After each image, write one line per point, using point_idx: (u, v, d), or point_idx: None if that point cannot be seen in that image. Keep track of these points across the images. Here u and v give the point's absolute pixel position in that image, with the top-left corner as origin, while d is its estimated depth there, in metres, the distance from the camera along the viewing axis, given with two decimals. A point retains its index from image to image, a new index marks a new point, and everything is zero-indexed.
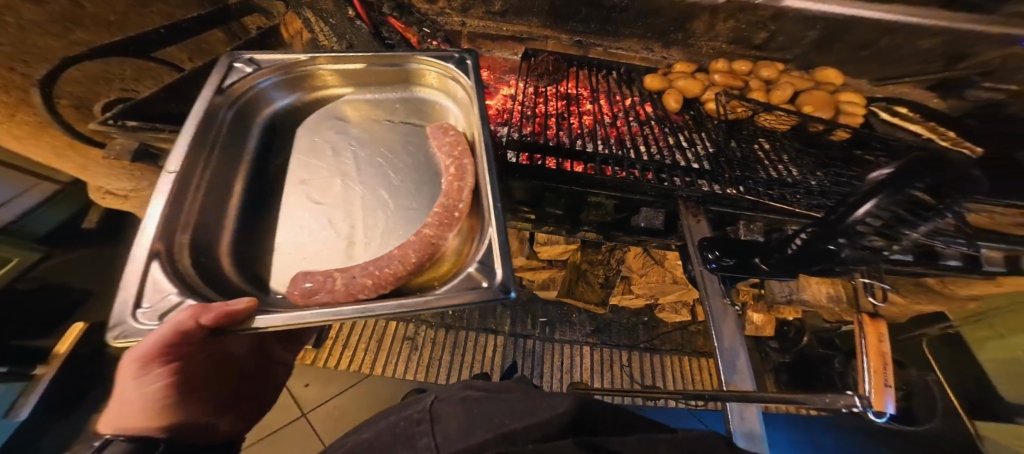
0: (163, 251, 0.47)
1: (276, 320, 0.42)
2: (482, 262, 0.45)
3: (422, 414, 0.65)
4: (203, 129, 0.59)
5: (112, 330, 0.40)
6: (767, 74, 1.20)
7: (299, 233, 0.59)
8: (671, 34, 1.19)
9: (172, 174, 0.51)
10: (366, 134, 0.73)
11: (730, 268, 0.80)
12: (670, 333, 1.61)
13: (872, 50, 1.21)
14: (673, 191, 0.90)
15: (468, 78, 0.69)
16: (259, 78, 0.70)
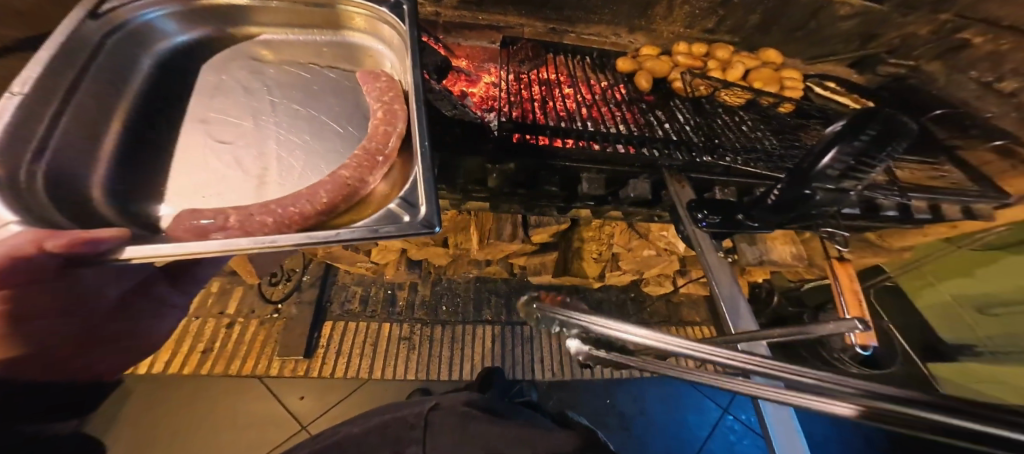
0: (4, 181, 0.40)
1: (151, 251, 0.36)
2: (404, 200, 0.46)
3: (418, 421, 0.84)
4: (65, 54, 0.53)
5: None
6: (722, 55, 1.32)
7: (200, 174, 0.55)
8: (636, 21, 1.29)
9: (17, 96, 0.46)
10: (283, 76, 0.69)
11: (716, 225, 0.89)
12: (655, 305, 1.72)
13: (805, 31, 1.36)
14: (656, 161, 0.98)
15: (403, 22, 0.67)
16: (142, 6, 0.64)
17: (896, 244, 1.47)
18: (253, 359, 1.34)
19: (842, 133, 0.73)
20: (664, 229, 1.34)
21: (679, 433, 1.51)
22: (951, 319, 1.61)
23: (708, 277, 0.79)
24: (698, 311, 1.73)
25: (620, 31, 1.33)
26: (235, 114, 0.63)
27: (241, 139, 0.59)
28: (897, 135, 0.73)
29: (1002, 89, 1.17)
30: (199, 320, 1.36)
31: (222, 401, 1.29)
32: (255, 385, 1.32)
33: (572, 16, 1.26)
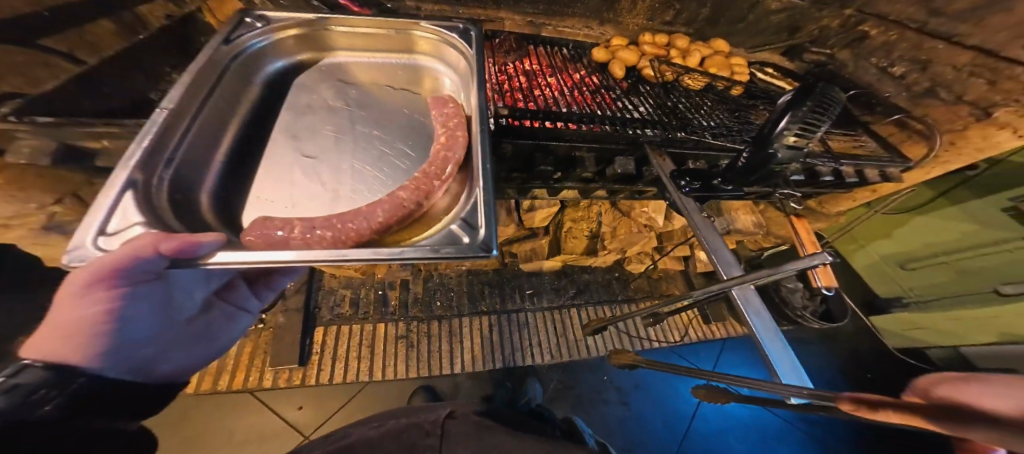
0: (141, 183, 0.43)
1: (238, 260, 0.39)
2: (466, 221, 0.49)
3: (434, 428, 0.74)
4: (201, 76, 0.57)
5: (70, 254, 0.36)
6: (681, 45, 1.46)
7: (282, 188, 0.56)
8: (605, 13, 1.40)
9: (165, 110, 0.50)
10: (365, 98, 0.70)
11: (698, 190, 0.97)
12: (639, 282, 1.76)
13: (744, 24, 1.51)
14: (639, 138, 1.06)
15: (470, 48, 0.71)
16: (259, 35, 0.67)
17: (833, 210, 1.69)
18: (243, 373, 1.24)
19: (793, 102, 0.85)
20: (645, 205, 1.50)
21: (675, 403, 1.58)
22: (882, 276, 1.86)
23: (699, 237, 0.88)
24: (677, 284, 1.80)
25: (591, 24, 1.45)
26: (325, 133, 0.64)
27: (324, 157, 0.60)
28: (830, 98, 0.86)
29: (896, 72, 1.33)
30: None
31: (215, 417, 1.23)
32: (250, 398, 1.28)
33: (547, 9, 1.36)
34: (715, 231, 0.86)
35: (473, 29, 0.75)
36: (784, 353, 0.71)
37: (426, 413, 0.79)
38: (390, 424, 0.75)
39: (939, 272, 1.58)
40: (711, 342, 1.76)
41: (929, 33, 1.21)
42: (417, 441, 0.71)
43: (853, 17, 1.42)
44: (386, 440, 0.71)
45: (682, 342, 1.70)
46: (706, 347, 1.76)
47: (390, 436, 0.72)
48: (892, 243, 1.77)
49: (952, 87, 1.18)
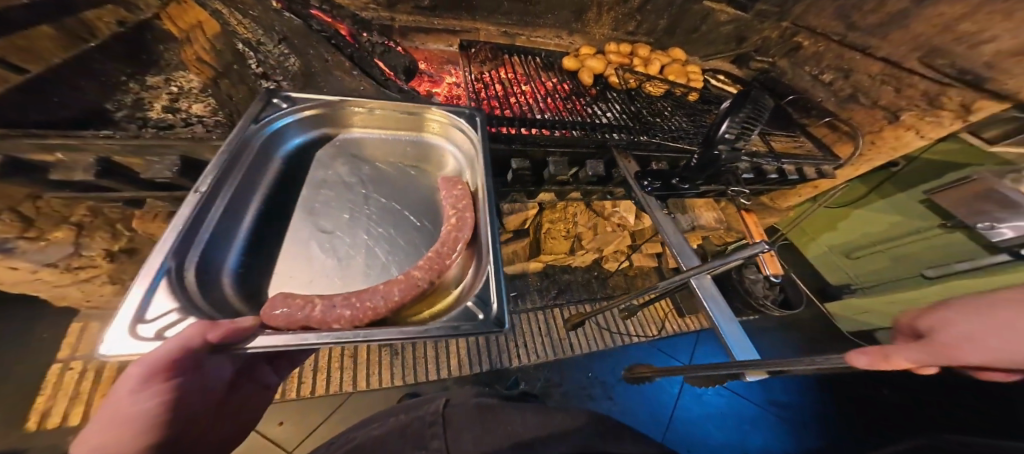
0: (175, 269, 0.44)
1: (274, 343, 0.42)
2: (479, 297, 0.52)
3: (436, 417, 0.59)
4: (232, 157, 0.58)
5: (104, 342, 0.37)
6: (643, 53, 1.56)
7: (299, 266, 0.56)
8: (573, 24, 1.50)
9: (199, 193, 0.51)
10: (377, 175, 0.73)
11: (658, 189, 1.07)
12: (616, 279, 1.83)
13: (698, 34, 1.63)
14: (606, 141, 1.12)
15: (475, 133, 0.75)
16: (284, 114, 0.68)
17: (783, 204, 1.85)
18: None
19: (731, 107, 0.93)
20: (616, 206, 1.58)
21: (656, 394, 1.66)
22: (833, 266, 2.04)
23: (659, 231, 0.95)
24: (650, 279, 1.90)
25: (562, 34, 1.53)
26: (341, 208, 0.65)
27: (338, 234, 0.61)
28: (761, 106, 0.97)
29: (825, 79, 1.50)
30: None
31: None
32: None
33: (520, 20, 1.44)
34: (676, 227, 0.94)
35: (478, 114, 0.79)
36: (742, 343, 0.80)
37: (425, 406, 0.63)
38: (391, 422, 0.60)
39: (877, 260, 1.78)
40: (686, 335, 1.85)
41: (849, 45, 1.40)
42: (419, 436, 0.55)
43: (789, 29, 1.60)
44: (383, 442, 0.55)
45: (660, 336, 1.79)
46: (683, 340, 1.84)
47: (389, 436, 0.56)
48: (836, 234, 1.98)
49: (869, 93, 1.36)
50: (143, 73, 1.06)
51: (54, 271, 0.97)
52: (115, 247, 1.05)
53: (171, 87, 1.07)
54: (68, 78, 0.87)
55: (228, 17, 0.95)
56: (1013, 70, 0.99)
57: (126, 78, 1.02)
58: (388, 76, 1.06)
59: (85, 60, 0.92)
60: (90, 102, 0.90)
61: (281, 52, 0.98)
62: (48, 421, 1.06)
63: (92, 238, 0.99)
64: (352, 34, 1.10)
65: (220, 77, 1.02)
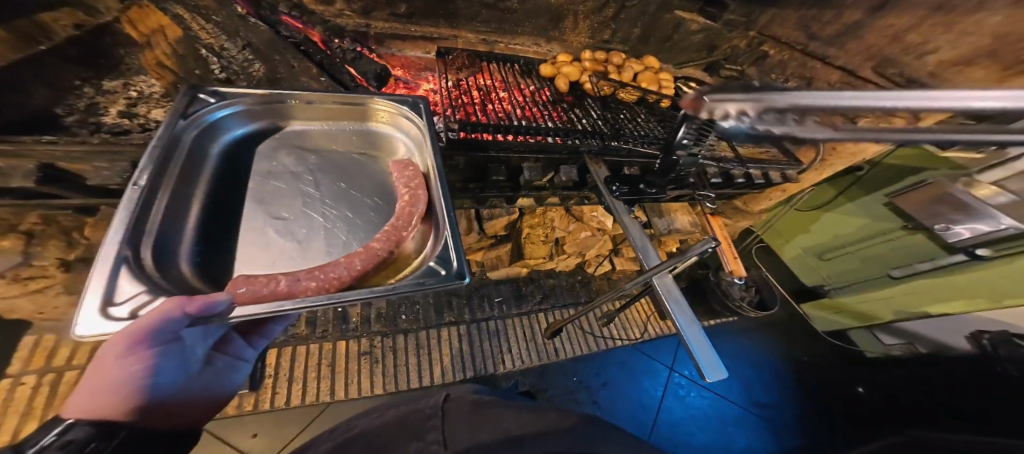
0: (130, 258, 0.44)
1: (250, 311, 0.43)
2: (439, 256, 0.54)
3: (436, 410, 0.56)
4: (166, 152, 0.57)
5: (79, 327, 0.37)
6: (617, 61, 1.59)
7: (254, 252, 0.56)
8: (550, 31, 1.52)
9: (138, 187, 0.50)
10: (326, 163, 0.72)
11: (626, 194, 1.08)
12: (599, 283, 1.86)
13: (670, 41, 1.69)
14: (578, 147, 1.14)
15: (421, 119, 0.77)
16: (213, 109, 0.66)
17: (755, 208, 1.92)
18: None
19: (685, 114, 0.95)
20: (594, 210, 1.63)
21: (641, 398, 1.69)
22: (809, 268, 2.13)
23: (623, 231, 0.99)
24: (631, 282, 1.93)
25: (540, 42, 1.56)
26: (295, 195, 0.65)
27: (294, 220, 0.61)
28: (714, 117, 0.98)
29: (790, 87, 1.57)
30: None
31: None
32: None
33: (498, 28, 1.45)
34: (640, 228, 0.97)
35: (421, 101, 0.80)
36: (702, 341, 0.81)
37: (425, 399, 0.61)
38: (391, 414, 0.59)
39: (847, 260, 1.87)
40: (669, 338, 1.88)
41: (811, 54, 1.47)
42: (415, 426, 0.52)
43: (756, 38, 1.66)
44: (381, 432, 0.54)
45: (643, 339, 1.81)
46: (665, 343, 1.87)
47: (387, 426, 0.55)
48: (809, 236, 2.07)
49: None
50: (99, 77, 1.05)
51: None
52: (70, 256, 0.98)
53: (131, 91, 1.05)
54: (13, 79, 0.82)
55: (189, 22, 0.92)
56: (954, 78, 1.14)
57: (81, 82, 1.00)
58: (359, 82, 1.08)
59: (36, 63, 0.87)
60: (41, 106, 0.88)
61: (245, 58, 0.97)
62: None
63: (43, 248, 0.92)
64: (324, 40, 1.12)
65: (180, 82, 1.01)
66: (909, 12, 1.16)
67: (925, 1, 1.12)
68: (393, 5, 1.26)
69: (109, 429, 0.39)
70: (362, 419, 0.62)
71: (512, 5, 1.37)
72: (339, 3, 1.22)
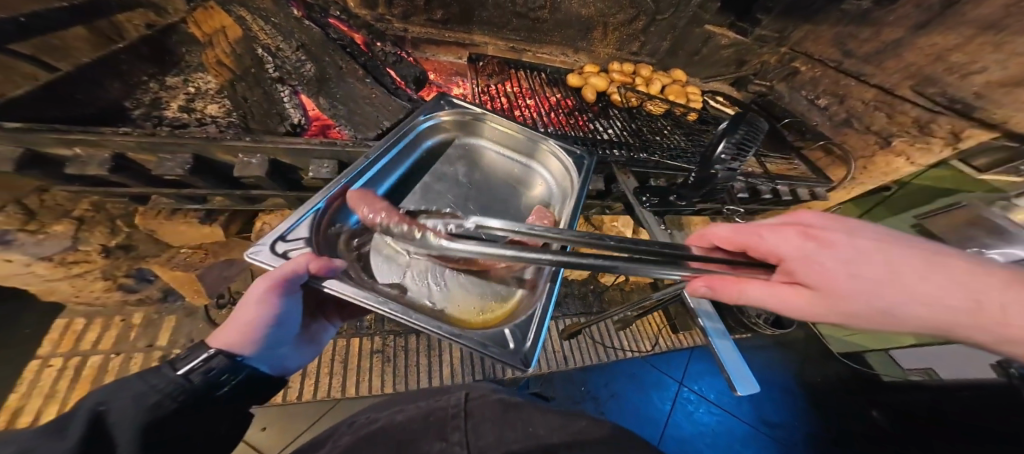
0: (323, 209, 0.59)
1: (349, 291, 0.49)
2: (515, 330, 0.57)
3: (460, 410, 0.56)
4: (398, 135, 0.76)
5: (252, 248, 0.49)
6: (645, 73, 1.59)
7: (394, 240, 0.66)
8: (579, 42, 1.53)
9: (368, 160, 0.69)
10: (483, 178, 0.83)
11: (656, 205, 1.06)
12: (612, 293, 1.84)
13: (699, 56, 1.68)
14: (606, 158, 1.15)
15: (576, 175, 0.83)
16: (442, 112, 0.86)
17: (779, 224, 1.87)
18: None
19: (726, 128, 0.96)
20: (615, 220, 1.64)
21: (650, 414, 1.65)
22: None
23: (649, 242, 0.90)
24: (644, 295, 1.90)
25: (568, 52, 1.57)
26: (445, 199, 0.76)
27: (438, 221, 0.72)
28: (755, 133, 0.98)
29: (821, 104, 1.53)
30: (117, 357, 1.16)
31: None
32: None
33: (528, 37, 1.47)
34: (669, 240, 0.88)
35: (586, 157, 0.87)
36: (734, 354, 0.71)
37: (445, 397, 0.61)
38: (412, 407, 0.59)
39: None
40: (682, 351, 1.83)
41: (845, 71, 1.44)
42: (438, 425, 0.53)
43: (787, 54, 1.65)
44: (405, 426, 0.53)
45: (654, 352, 1.77)
46: (676, 357, 1.82)
47: (411, 420, 0.54)
48: None
49: (862, 118, 1.39)
50: (163, 73, 1.14)
51: (47, 265, 0.96)
52: (112, 243, 1.02)
53: (189, 87, 1.14)
54: (89, 74, 0.91)
55: (252, 24, 1.05)
56: (1001, 100, 1.03)
57: (148, 77, 1.09)
58: (399, 84, 1.15)
59: (113, 61, 0.99)
60: (112, 100, 0.97)
61: (298, 59, 1.06)
62: (19, 421, 1.02)
63: (90, 234, 0.97)
64: (368, 43, 1.20)
65: (236, 79, 1.07)
66: (955, 31, 1.11)
67: (974, 20, 1.07)
68: (430, 11, 1.29)
69: (236, 364, 0.44)
70: (380, 411, 0.62)
71: (542, 15, 1.39)
72: (381, 8, 1.27)
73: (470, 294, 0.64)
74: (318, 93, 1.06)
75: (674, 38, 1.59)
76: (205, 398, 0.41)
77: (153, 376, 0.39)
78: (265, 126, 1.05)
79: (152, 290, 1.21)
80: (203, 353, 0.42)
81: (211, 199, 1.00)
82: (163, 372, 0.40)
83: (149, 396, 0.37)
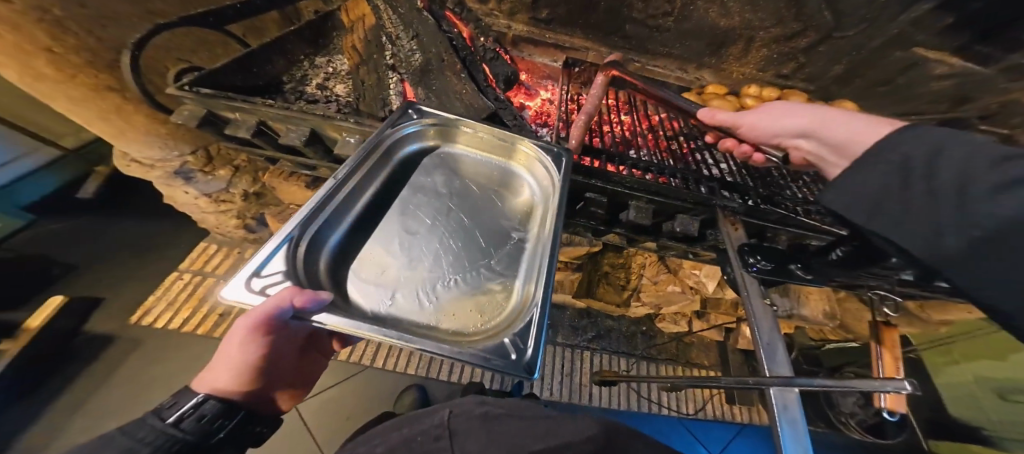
0: (296, 238, 0.54)
1: (335, 324, 0.45)
2: (518, 336, 0.53)
3: (442, 431, 0.55)
4: (363, 154, 0.72)
5: (223, 288, 0.45)
6: (795, 101, 1.22)
7: (379, 256, 0.63)
8: (705, 57, 1.30)
9: (335, 179, 0.64)
10: (464, 190, 0.81)
11: (768, 272, 0.87)
12: (667, 343, 1.61)
13: (889, 88, 1.22)
14: (710, 200, 1.00)
15: (558, 172, 0.82)
16: (409, 123, 0.83)
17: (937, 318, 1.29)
18: None
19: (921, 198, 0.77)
20: (696, 268, 1.38)
21: None
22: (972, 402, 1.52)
23: (749, 319, 0.80)
24: (709, 355, 1.62)
25: (687, 67, 1.36)
26: (427, 215, 0.73)
27: (419, 238, 0.69)
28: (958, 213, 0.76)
29: None
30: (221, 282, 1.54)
31: None
32: None
33: (639, 47, 1.31)
34: (773, 323, 0.76)
35: (564, 153, 0.86)
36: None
37: (429, 419, 0.60)
38: (392, 438, 0.58)
39: None
40: (727, 423, 1.54)
41: None
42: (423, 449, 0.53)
43: None
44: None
45: (694, 416, 1.52)
46: (720, 428, 1.54)
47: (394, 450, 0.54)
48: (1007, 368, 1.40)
49: None
50: (315, 54, 1.35)
51: (206, 200, 1.36)
52: (251, 189, 1.38)
53: (329, 67, 1.33)
54: (264, 53, 1.15)
55: (382, 12, 1.15)
56: None
57: (304, 56, 1.31)
58: (490, 82, 1.14)
59: (282, 41, 1.22)
60: (275, 73, 1.21)
61: (410, 48, 1.12)
62: (144, 319, 1.44)
63: (239, 178, 1.33)
64: (473, 37, 1.23)
65: (362, 63, 1.21)
66: None
67: None
68: (536, 9, 1.26)
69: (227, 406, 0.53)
70: (365, 447, 0.59)
71: (664, 23, 1.21)
72: (491, 3, 1.28)
73: (466, 302, 0.62)
74: (418, 83, 1.10)
75: (844, 62, 1.20)
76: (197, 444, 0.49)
77: (138, 430, 0.46)
78: (369, 109, 1.16)
79: (264, 234, 1.56)
80: (189, 402, 0.50)
81: (318, 168, 1.18)
82: (151, 424, 0.47)
83: (139, 449, 0.44)
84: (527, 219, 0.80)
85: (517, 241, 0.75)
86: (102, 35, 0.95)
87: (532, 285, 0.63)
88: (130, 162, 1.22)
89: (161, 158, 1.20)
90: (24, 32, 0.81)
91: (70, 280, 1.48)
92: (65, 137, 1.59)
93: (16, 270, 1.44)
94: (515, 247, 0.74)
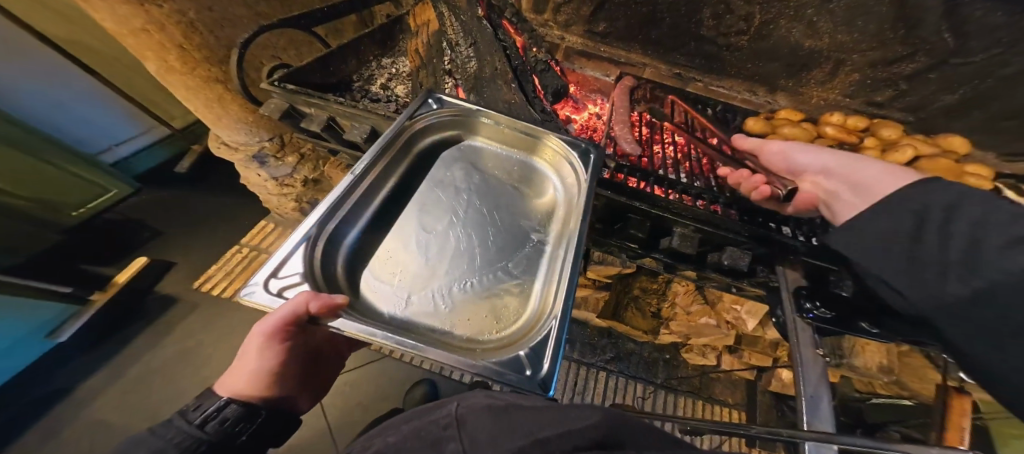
0: (311, 237, 0.59)
1: (353, 329, 0.50)
2: (532, 350, 0.53)
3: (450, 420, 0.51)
4: (382, 149, 0.75)
5: (243, 289, 0.51)
6: (889, 135, 1.05)
7: (396, 254, 0.68)
8: (781, 79, 1.18)
9: (354, 175, 0.68)
10: (484, 186, 0.84)
11: (828, 320, 0.82)
12: (691, 376, 1.51)
13: (1019, 122, 0.98)
14: (769, 235, 0.90)
15: (585, 169, 0.82)
16: (431, 116, 0.87)
17: None
18: None
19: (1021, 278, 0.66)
20: (737, 303, 1.31)
21: None
22: None
23: (795, 369, 0.79)
24: (734, 392, 1.49)
25: (758, 89, 1.25)
26: (445, 213, 0.77)
27: (436, 237, 0.72)
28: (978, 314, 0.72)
29: None
30: None
31: None
32: None
33: (704, 65, 1.24)
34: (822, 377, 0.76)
35: (592, 148, 0.86)
36: None
37: (437, 411, 0.56)
38: (401, 433, 0.56)
39: None
40: None
41: None
42: (429, 441, 0.49)
43: None
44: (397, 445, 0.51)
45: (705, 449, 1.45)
46: None
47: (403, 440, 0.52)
48: None
49: None
50: (383, 55, 1.45)
51: (275, 183, 1.54)
52: (312, 175, 1.58)
53: (393, 69, 1.42)
54: (340, 54, 1.27)
55: (445, 19, 1.20)
56: None
57: (374, 58, 1.42)
58: (538, 93, 1.16)
59: (357, 44, 1.33)
60: (347, 72, 1.32)
61: (467, 55, 1.17)
62: (204, 285, 1.70)
63: (303, 166, 1.54)
64: (525, 47, 1.25)
65: (421, 67, 1.26)
66: None
67: None
68: (593, 23, 1.25)
69: (248, 412, 0.60)
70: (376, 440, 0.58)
71: (737, 42, 1.12)
72: (547, 14, 1.30)
73: (481, 308, 0.64)
74: (472, 89, 1.15)
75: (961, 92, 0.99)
76: (221, 444, 0.55)
77: (165, 430, 0.54)
78: None
79: None
80: (213, 405, 0.58)
81: None
82: (175, 424, 0.55)
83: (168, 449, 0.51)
84: (548, 219, 0.81)
85: (536, 243, 0.76)
86: (220, 34, 1.12)
87: (553, 288, 0.65)
88: (221, 144, 1.43)
89: (245, 142, 1.40)
90: (167, 32, 0.99)
91: (158, 242, 1.78)
92: (176, 118, 1.90)
93: (132, 231, 1.79)
94: (533, 249, 0.75)
